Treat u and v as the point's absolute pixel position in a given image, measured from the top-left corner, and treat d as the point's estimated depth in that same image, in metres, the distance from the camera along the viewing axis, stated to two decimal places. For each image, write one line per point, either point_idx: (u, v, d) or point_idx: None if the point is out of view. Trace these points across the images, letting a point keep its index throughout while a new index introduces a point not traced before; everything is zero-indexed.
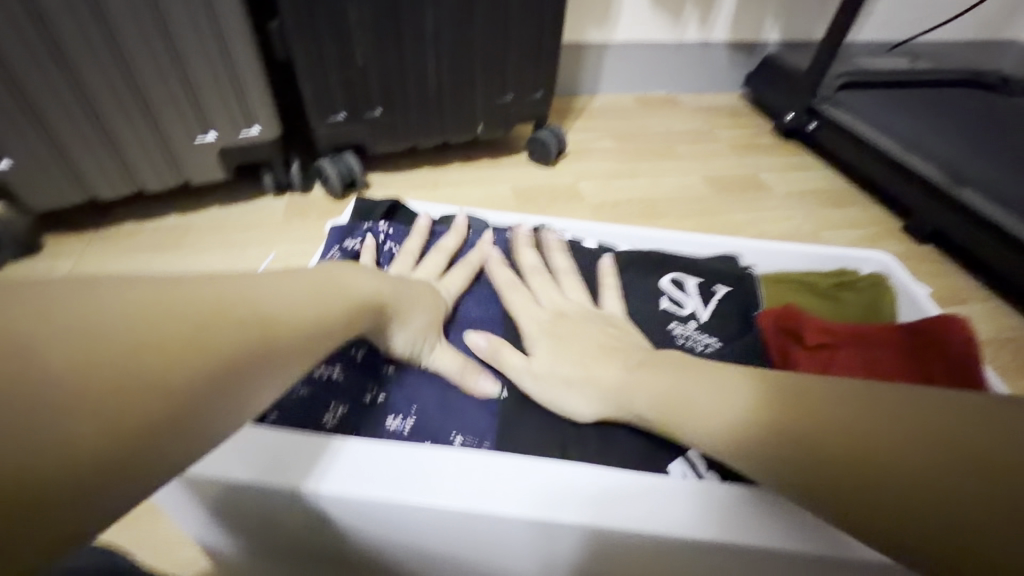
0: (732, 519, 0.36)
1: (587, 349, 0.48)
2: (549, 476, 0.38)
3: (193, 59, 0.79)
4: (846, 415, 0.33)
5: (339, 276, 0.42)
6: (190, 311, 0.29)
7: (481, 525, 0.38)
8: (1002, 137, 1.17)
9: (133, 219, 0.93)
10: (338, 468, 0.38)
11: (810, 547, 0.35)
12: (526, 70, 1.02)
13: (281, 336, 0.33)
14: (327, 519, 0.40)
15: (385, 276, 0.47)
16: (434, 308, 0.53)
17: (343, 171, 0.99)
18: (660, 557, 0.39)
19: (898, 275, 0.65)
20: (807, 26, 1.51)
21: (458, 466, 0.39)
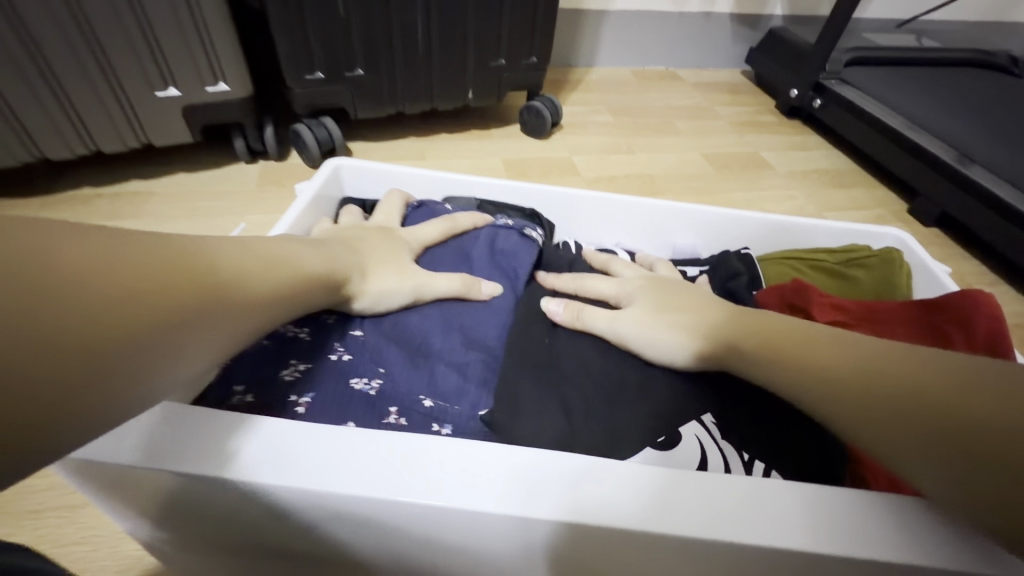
0: (744, 517, 0.31)
1: (683, 301, 0.46)
2: (531, 465, 0.33)
3: (152, 4, 0.71)
4: (905, 367, 0.30)
5: (289, 248, 0.38)
6: (143, 261, 0.26)
7: (452, 520, 0.32)
8: (1012, 117, 1.13)
9: (91, 183, 0.86)
10: (279, 451, 0.32)
11: (834, 549, 0.30)
12: (520, 32, 0.95)
13: (238, 304, 0.30)
14: (276, 510, 0.34)
15: (333, 251, 0.43)
16: (396, 262, 0.48)
17: (322, 138, 0.92)
18: (662, 558, 0.34)
19: (913, 251, 0.61)
20: (813, 0, 1.45)
21: (433, 453, 0.33)
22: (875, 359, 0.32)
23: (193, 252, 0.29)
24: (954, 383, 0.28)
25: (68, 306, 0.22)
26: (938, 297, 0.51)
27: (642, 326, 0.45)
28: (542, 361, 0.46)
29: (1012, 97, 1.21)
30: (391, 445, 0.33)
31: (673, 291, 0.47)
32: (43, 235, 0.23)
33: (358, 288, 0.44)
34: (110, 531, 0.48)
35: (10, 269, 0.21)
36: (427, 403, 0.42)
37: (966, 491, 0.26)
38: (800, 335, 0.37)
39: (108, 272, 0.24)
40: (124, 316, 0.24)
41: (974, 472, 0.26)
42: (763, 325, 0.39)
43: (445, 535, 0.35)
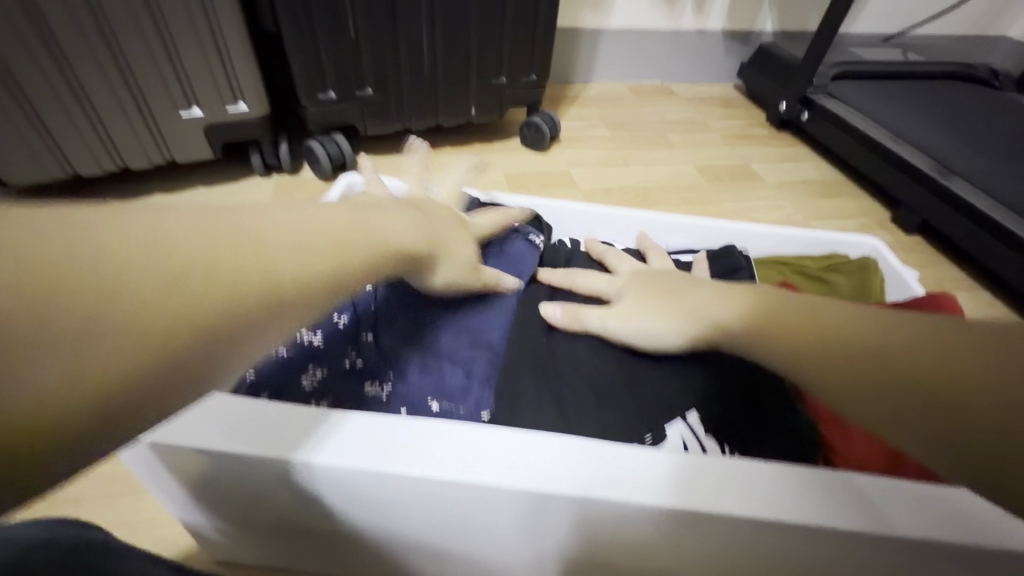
0: (722, 492, 0.36)
1: (666, 287, 0.47)
2: (540, 448, 0.38)
3: (179, 31, 0.77)
4: (901, 336, 0.32)
5: (376, 211, 0.38)
6: (202, 240, 0.26)
7: (470, 496, 0.37)
8: (992, 129, 1.18)
9: (117, 197, 0.91)
10: (335, 440, 0.37)
11: (800, 517, 0.35)
12: (520, 52, 1.01)
13: (332, 267, 0.31)
14: (317, 490, 0.39)
15: (422, 223, 0.42)
16: (468, 248, 0.49)
17: (334, 154, 0.97)
18: (639, 530, 0.39)
19: (886, 258, 0.66)
20: (802, 17, 1.51)
21: (457, 438, 0.38)
22: (857, 325, 0.34)
23: (256, 226, 0.29)
24: (931, 348, 0.31)
25: (134, 283, 0.24)
26: (909, 300, 0.56)
27: (626, 320, 0.48)
28: (536, 360, 0.50)
29: (992, 110, 1.27)
30: (399, 428, 0.38)
31: (658, 279, 0.49)
32: (129, 230, 0.25)
33: (436, 265, 0.45)
34: (146, 517, 0.53)
35: (87, 253, 0.23)
36: (434, 406, 0.48)
37: (932, 435, 0.30)
38: (795, 300, 0.38)
39: (168, 253, 0.25)
40: (187, 294, 0.25)
41: (937, 424, 0.29)
42: (763, 296, 0.40)
43: (451, 510, 0.40)
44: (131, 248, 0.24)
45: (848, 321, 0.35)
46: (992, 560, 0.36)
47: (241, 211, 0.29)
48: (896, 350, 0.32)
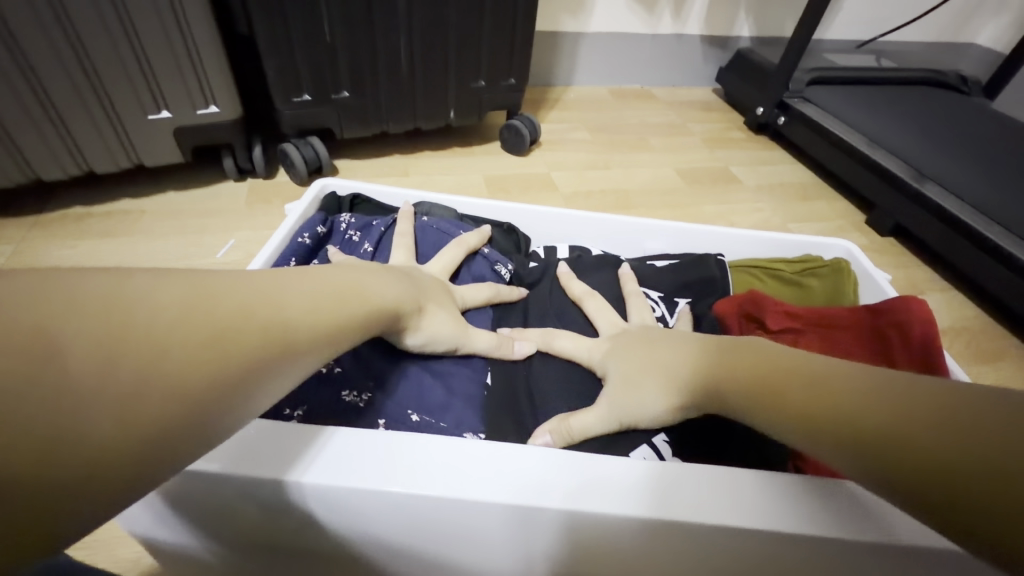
0: (707, 503, 0.36)
1: (647, 360, 0.46)
2: (531, 461, 0.37)
3: (147, 32, 0.75)
4: (870, 397, 0.31)
5: (359, 278, 0.40)
6: (221, 302, 0.29)
7: (455, 510, 0.36)
8: (961, 134, 1.21)
9: (84, 202, 0.88)
10: (334, 457, 0.37)
11: (786, 527, 0.35)
12: (499, 54, 1.00)
13: (318, 334, 0.33)
14: (303, 509, 0.38)
15: (407, 284, 0.45)
16: (449, 307, 0.51)
17: (309, 157, 0.96)
18: (625, 541, 0.38)
19: (860, 261, 0.67)
20: (778, 23, 1.54)
21: (446, 452, 0.37)
22: (825, 379, 0.34)
23: (264, 287, 0.32)
24: (882, 409, 0.30)
25: (165, 344, 0.25)
26: (881, 304, 0.56)
27: (620, 404, 0.45)
28: (507, 383, 0.51)
29: (961, 115, 1.30)
30: (380, 445, 0.38)
31: (639, 348, 0.48)
32: (140, 302, 0.25)
33: (415, 325, 0.46)
34: (108, 534, 0.51)
35: (127, 327, 0.24)
36: (413, 418, 0.47)
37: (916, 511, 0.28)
38: (766, 363, 0.37)
39: (193, 314, 0.27)
40: (211, 351, 0.27)
41: (907, 488, 0.28)
42: (740, 361, 0.39)
43: (433, 525, 0.39)
44: (140, 323, 0.25)
45: (818, 381, 0.34)
46: (964, 563, 0.36)
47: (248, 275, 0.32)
48: (865, 423, 0.30)
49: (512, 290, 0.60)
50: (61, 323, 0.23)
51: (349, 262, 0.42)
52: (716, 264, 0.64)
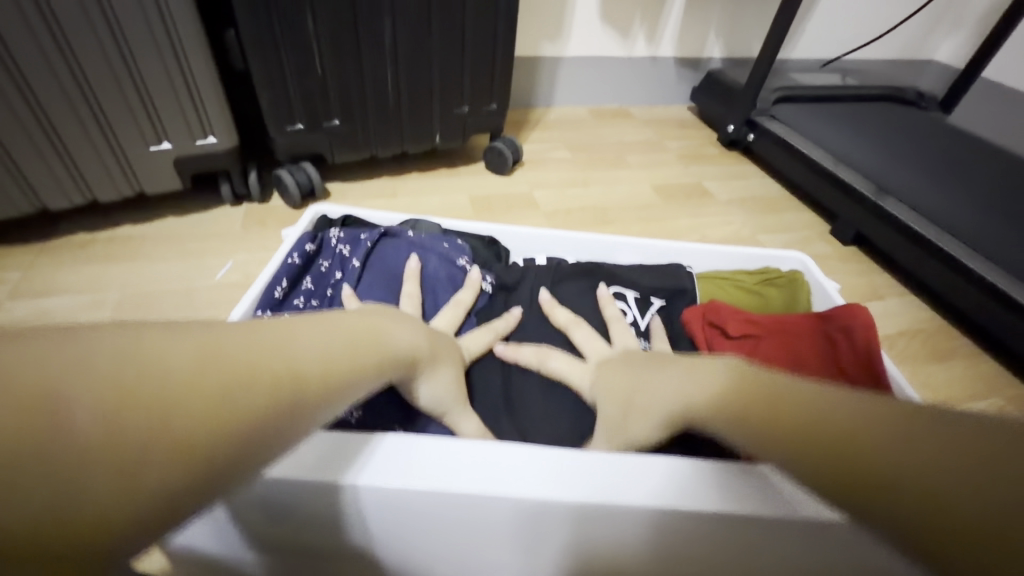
0: (691, 491, 0.40)
1: (639, 384, 0.47)
2: (535, 459, 0.42)
3: (149, 69, 0.80)
4: (864, 419, 0.31)
5: (380, 325, 0.42)
6: (228, 356, 0.29)
7: (469, 505, 0.41)
8: (918, 147, 1.28)
9: (87, 228, 0.92)
10: (384, 462, 0.41)
11: (763, 511, 0.39)
12: (480, 82, 1.07)
13: (330, 382, 0.34)
14: (354, 509, 0.42)
15: (421, 333, 0.47)
16: (450, 362, 0.52)
17: (302, 182, 1.01)
18: (602, 526, 0.42)
19: (812, 271, 0.73)
20: (747, 44, 1.62)
21: (461, 454, 0.42)
22: (815, 400, 0.33)
23: (269, 337, 0.32)
24: (872, 430, 0.30)
25: (171, 406, 0.25)
26: (830, 312, 0.62)
27: (614, 429, 0.47)
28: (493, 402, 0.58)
29: (919, 129, 1.38)
30: (406, 452, 0.42)
31: (628, 370, 0.49)
32: (155, 354, 0.26)
33: (428, 375, 0.48)
34: None
35: (137, 382, 0.25)
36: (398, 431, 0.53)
37: (897, 530, 0.27)
38: (755, 380, 0.37)
39: (200, 369, 0.27)
40: (211, 416, 0.26)
41: (887, 508, 0.28)
42: (737, 372, 0.39)
43: (447, 522, 0.43)
44: (154, 375, 0.26)
45: (816, 397, 0.33)
46: None
47: (253, 324, 0.33)
48: (859, 436, 0.30)
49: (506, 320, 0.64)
50: (67, 378, 0.23)
51: (373, 309, 0.44)
52: (682, 273, 0.70)
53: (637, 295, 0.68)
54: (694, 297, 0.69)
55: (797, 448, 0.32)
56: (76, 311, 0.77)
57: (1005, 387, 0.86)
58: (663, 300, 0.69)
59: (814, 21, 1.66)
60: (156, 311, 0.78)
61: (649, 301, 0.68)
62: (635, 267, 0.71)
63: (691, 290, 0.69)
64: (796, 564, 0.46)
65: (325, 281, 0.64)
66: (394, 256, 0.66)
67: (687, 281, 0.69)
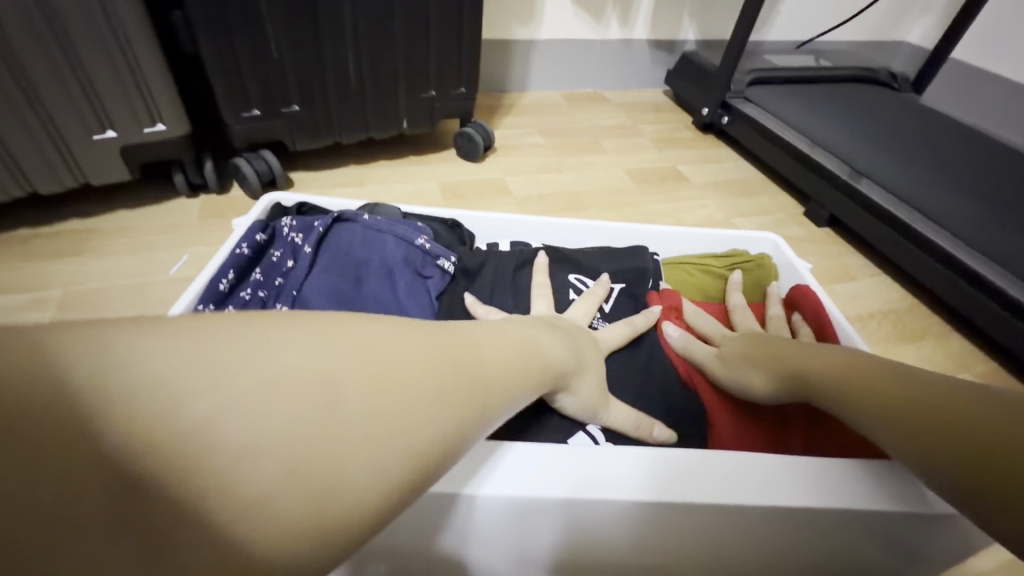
0: (676, 483, 0.40)
1: (772, 352, 0.51)
2: (580, 458, 0.41)
3: (88, 52, 0.75)
4: (1002, 417, 0.34)
5: (512, 336, 0.40)
6: (292, 406, 0.24)
7: (547, 511, 0.40)
8: (889, 128, 1.29)
9: (31, 223, 0.87)
10: (509, 470, 0.39)
11: (775, 501, 0.40)
12: (447, 65, 1.03)
13: (411, 408, 0.28)
14: (455, 516, 0.40)
15: (564, 339, 0.46)
16: (596, 361, 0.50)
17: (262, 171, 0.97)
18: (575, 523, 0.41)
19: (784, 251, 0.72)
20: (721, 26, 1.61)
21: (561, 456, 0.41)
22: (950, 397, 0.37)
23: (350, 377, 0.26)
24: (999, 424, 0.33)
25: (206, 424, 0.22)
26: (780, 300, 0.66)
27: (731, 367, 0.54)
28: None
29: (890, 111, 1.38)
30: (511, 464, 0.40)
31: (767, 347, 0.52)
32: (207, 359, 0.23)
33: (574, 387, 0.46)
34: None
35: (178, 385, 0.22)
36: None
37: (995, 505, 0.32)
38: (882, 372, 0.41)
39: (250, 424, 0.23)
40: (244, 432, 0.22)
41: (996, 484, 0.32)
42: (860, 369, 0.43)
43: (533, 528, 0.42)
44: (195, 380, 0.22)
45: (949, 395, 0.37)
46: (852, 521, 0.42)
47: (348, 328, 0.29)
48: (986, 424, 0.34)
49: (601, 295, 0.63)
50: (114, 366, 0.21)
51: (523, 322, 0.44)
52: (647, 256, 0.69)
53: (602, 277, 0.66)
54: (657, 279, 0.68)
55: (918, 433, 0.36)
56: (18, 311, 0.73)
57: (973, 364, 0.87)
58: (623, 284, 0.66)
59: (787, 2, 1.65)
60: (105, 309, 0.74)
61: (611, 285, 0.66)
62: (597, 253, 0.69)
63: (656, 272, 0.68)
64: (758, 550, 0.47)
65: (276, 271, 0.61)
66: (348, 240, 0.62)
67: (653, 265, 0.68)
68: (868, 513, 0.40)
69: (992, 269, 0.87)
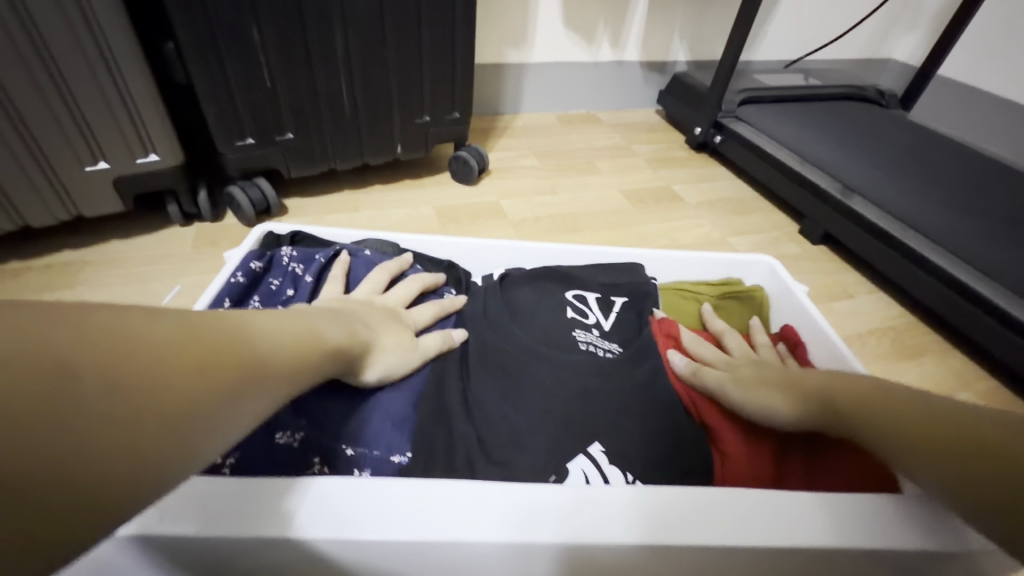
0: (689, 523, 0.38)
1: (775, 380, 0.50)
2: (579, 498, 0.39)
3: (80, 86, 0.75)
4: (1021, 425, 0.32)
5: (312, 322, 0.42)
6: (205, 367, 0.29)
7: (532, 556, 0.38)
8: (880, 145, 1.30)
9: (20, 256, 0.86)
10: (318, 507, 0.36)
11: (783, 542, 0.38)
12: (440, 92, 1.04)
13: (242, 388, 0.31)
14: (284, 558, 0.37)
15: (344, 321, 0.46)
16: (398, 330, 0.54)
17: (256, 199, 0.97)
18: (430, 558, 0.38)
19: (781, 275, 0.72)
20: (710, 46, 1.64)
21: (556, 497, 0.38)
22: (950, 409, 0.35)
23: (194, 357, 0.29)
24: None
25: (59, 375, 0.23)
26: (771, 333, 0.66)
27: (743, 394, 0.51)
28: (439, 410, 0.53)
29: (882, 128, 1.39)
30: (311, 501, 0.36)
31: (769, 370, 0.52)
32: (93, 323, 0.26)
33: (370, 362, 0.49)
34: None
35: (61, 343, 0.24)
36: (347, 452, 0.50)
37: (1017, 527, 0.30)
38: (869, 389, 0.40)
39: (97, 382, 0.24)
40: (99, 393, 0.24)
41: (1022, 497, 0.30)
42: (847, 384, 0.42)
43: (509, 569, 0.40)
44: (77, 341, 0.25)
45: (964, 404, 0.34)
46: (859, 559, 0.40)
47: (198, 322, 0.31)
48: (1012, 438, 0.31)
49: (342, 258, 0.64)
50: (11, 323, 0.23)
51: (304, 308, 0.44)
52: (643, 274, 0.70)
53: (598, 296, 0.66)
54: (657, 295, 0.67)
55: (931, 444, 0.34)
56: None
57: (974, 381, 0.86)
58: (626, 298, 0.66)
59: (775, 23, 1.67)
60: None
61: (611, 300, 0.66)
62: (593, 269, 0.69)
63: (654, 287, 0.68)
64: None
65: (274, 299, 0.61)
66: (359, 278, 0.64)
67: (649, 281, 0.68)
68: (867, 551, 0.39)
69: (985, 284, 0.87)
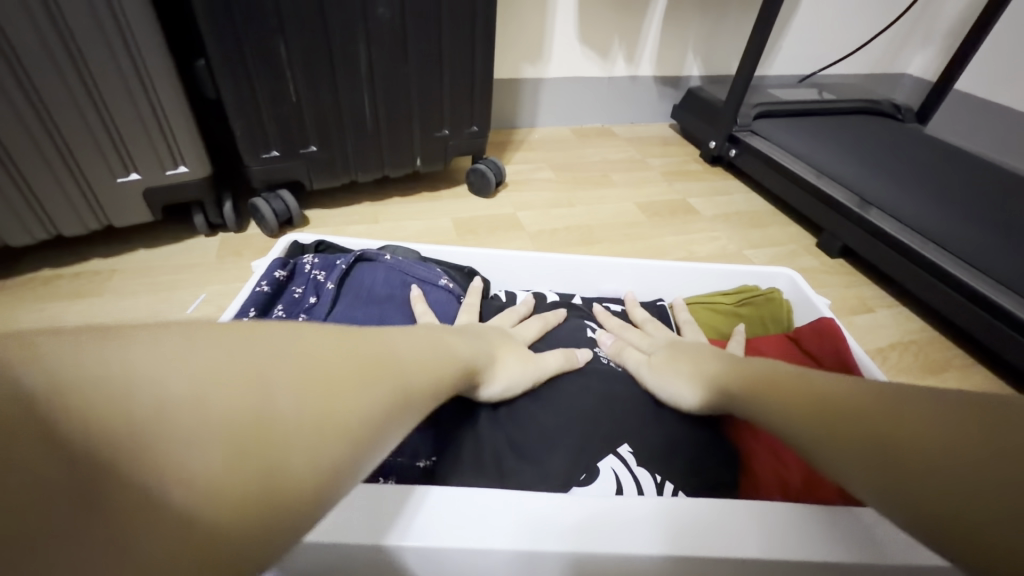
0: (706, 534, 0.38)
1: (684, 362, 0.52)
2: (602, 510, 0.39)
3: (116, 101, 0.78)
4: (917, 413, 0.32)
5: (446, 339, 0.45)
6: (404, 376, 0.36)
7: (555, 565, 0.38)
8: (898, 159, 1.29)
9: (52, 264, 0.89)
10: (433, 516, 0.37)
11: (815, 554, 0.37)
12: (459, 104, 1.06)
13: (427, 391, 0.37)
14: (399, 570, 0.38)
15: (472, 341, 0.48)
16: (518, 350, 0.54)
17: (279, 210, 0.98)
18: (457, 565, 0.38)
19: (800, 287, 0.72)
20: (724, 60, 1.65)
21: (571, 508, 0.38)
22: (852, 400, 0.35)
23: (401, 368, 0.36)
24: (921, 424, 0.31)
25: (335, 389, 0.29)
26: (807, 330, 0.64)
27: (657, 371, 0.54)
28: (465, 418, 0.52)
29: (899, 142, 1.39)
30: (429, 511, 0.37)
31: (687, 352, 0.54)
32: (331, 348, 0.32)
33: (491, 375, 0.49)
34: None
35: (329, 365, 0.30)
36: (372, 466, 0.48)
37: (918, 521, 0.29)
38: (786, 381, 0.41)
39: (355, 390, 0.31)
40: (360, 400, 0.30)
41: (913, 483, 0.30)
42: (766, 376, 0.43)
43: None
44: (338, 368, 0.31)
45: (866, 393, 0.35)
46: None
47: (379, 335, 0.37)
48: (915, 430, 0.31)
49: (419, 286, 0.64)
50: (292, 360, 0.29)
51: (426, 326, 0.46)
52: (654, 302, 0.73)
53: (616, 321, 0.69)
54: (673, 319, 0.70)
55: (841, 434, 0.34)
56: None
57: None
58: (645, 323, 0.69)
59: (789, 37, 1.68)
60: None
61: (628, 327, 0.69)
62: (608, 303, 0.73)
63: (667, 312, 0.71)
64: None
65: (297, 306, 0.62)
66: (377, 281, 0.64)
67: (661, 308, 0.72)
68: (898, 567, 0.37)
69: (1008, 297, 0.86)
